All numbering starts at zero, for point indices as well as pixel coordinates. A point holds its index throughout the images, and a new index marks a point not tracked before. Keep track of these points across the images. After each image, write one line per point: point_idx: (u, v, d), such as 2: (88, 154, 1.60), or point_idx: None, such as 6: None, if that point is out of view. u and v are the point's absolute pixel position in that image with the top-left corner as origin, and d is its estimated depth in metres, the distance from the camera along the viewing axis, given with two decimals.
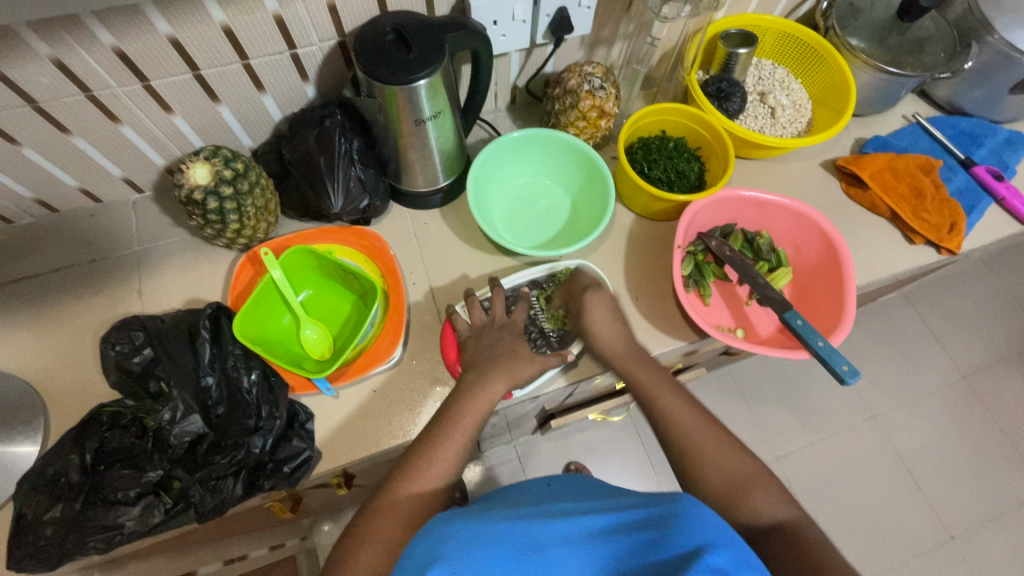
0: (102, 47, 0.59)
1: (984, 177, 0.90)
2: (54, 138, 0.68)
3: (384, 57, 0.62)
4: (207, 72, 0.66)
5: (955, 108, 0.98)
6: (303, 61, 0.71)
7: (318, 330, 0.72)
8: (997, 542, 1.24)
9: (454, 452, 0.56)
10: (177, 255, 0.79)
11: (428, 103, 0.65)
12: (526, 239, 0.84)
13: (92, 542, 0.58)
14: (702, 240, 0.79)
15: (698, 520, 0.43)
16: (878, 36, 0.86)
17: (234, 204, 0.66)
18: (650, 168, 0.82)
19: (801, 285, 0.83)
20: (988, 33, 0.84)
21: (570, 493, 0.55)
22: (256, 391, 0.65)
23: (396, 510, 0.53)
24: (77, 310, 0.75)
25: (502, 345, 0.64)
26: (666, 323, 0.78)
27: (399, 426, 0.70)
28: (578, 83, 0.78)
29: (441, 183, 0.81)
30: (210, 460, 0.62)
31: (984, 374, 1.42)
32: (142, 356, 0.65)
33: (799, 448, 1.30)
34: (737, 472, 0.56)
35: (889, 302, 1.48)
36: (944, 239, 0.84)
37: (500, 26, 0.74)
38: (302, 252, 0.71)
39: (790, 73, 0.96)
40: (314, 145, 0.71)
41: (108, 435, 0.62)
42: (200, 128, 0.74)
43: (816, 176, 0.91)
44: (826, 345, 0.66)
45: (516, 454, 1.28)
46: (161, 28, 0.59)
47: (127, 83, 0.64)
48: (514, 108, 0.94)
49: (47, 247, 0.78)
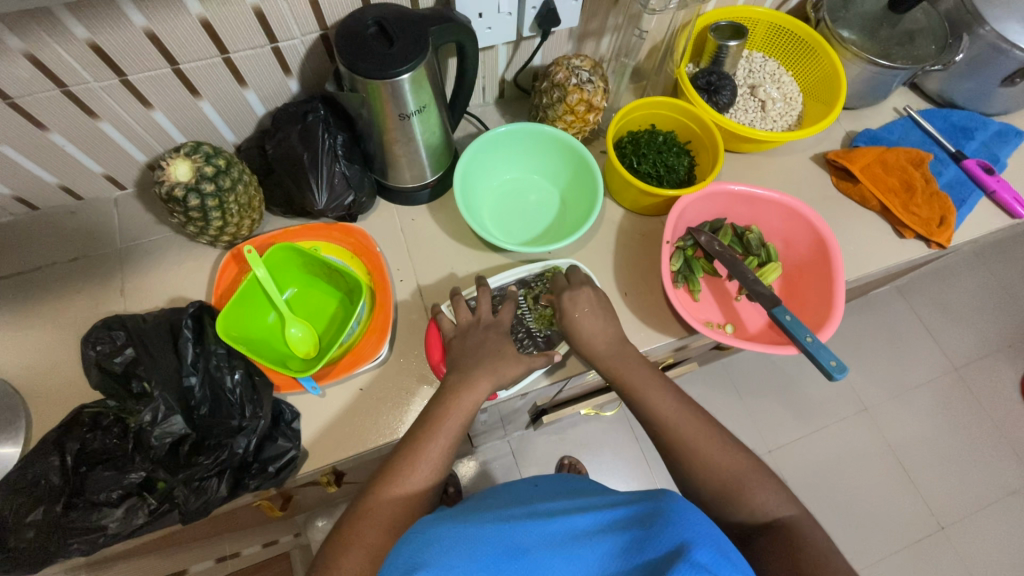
0: (77, 41, 0.58)
1: (974, 170, 0.90)
2: (32, 135, 0.66)
3: (366, 50, 0.61)
4: (186, 66, 0.65)
5: (946, 100, 0.97)
6: (285, 55, 0.70)
7: (304, 328, 0.72)
8: (986, 532, 1.25)
9: (438, 454, 0.56)
10: (161, 253, 0.78)
11: (412, 98, 0.64)
12: (513, 236, 0.83)
13: (75, 544, 0.58)
14: (691, 235, 0.79)
15: (683, 515, 0.42)
16: (870, 28, 0.85)
17: (216, 200, 0.65)
18: (639, 163, 0.81)
19: (790, 280, 0.82)
20: (979, 26, 0.83)
21: (563, 489, 0.55)
22: (240, 391, 0.64)
23: (380, 512, 0.53)
24: (59, 309, 0.74)
25: (488, 344, 0.64)
26: (656, 319, 0.78)
27: (386, 425, 0.70)
28: (565, 76, 0.77)
29: (428, 179, 0.80)
30: (194, 461, 0.61)
31: (976, 366, 1.42)
32: (123, 356, 0.64)
33: (791, 441, 1.31)
34: (726, 470, 0.56)
35: (881, 295, 1.48)
36: (934, 233, 0.84)
37: (485, 19, 0.73)
38: (287, 249, 0.71)
39: (781, 66, 0.95)
40: (297, 141, 0.70)
41: (89, 437, 0.62)
42: (181, 124, 0.73)
43: (807, 170, 0.91)
44: (814, 341, 0.66)
45: (510, 449, 1.28)
46: (137, 21, 0.58)
47: (104, 78, 0.63)
48: (503, 102, 0.93)
49: (27, 245, 0.77)
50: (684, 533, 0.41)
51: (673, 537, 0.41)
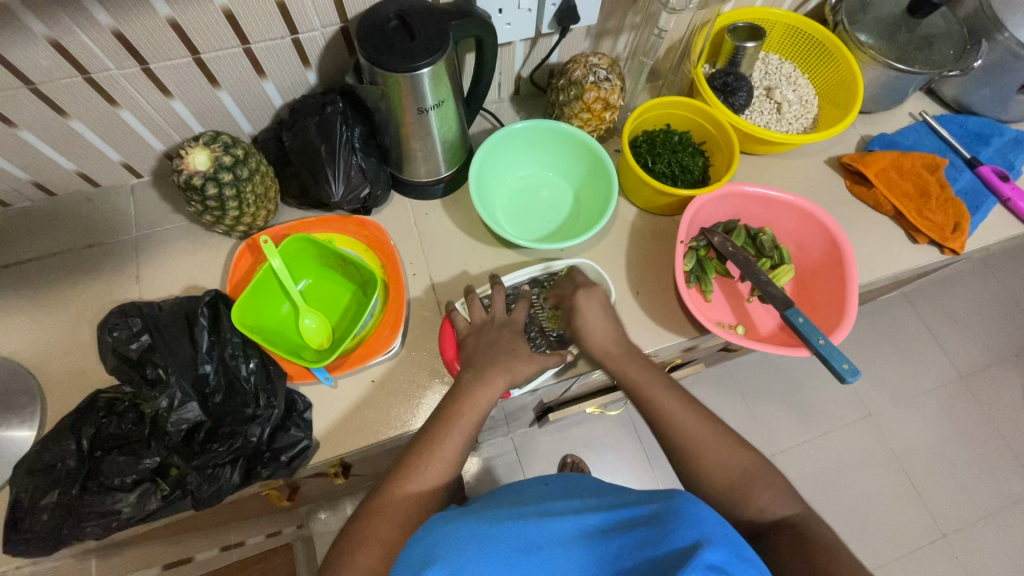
0: (100, 28, 0.58)
1: (990, 177, 0.89)
2: (52, 121, 0.67)
3: (386, 43, 0.61)
4: (207, 56, 0.66)
5: (962, 107, 0.97)
6: (304, 47, 0.70)
7: (318, 319, 0.72)
8: (988, 541, 1.25)
9: (452, 451, 0.56)
10: (176, 242, 0.78)
11: (431, 92, 0.64)
12: (526, 232, 0.83)
13: (89, 527, 0.58)
14: (705, 235, 0.79)
15: (695, 514, 0.42)
16: (888, 32, 0.85)
17: (234, 190, 0.65)
18: (654, 163, 0.81)
19: (802, 283, 0.82)
20: (999, 32, 0.83)
21: (571, 488, 0.55)
22: (254, 379, 0.65)
23: (394, 508, 0.53)
24: (73, 295, 0.74)
25: (503, 342, 0.64)
26: (668, 320, 0.78)
27: (398, 417, 0.70)
28: (583, 74, 0.77)
29: (443, 174, 0.81)
30: (208, 448, 0.61)
31: (982, 375, 1.42)
32: (140, 342, 0.65)
33: (795, 444, 1.31)
34: (736, 470, 0.56)
35: (889, 300, 1.48)
36: (947, 239, 0.84)
37: (505, 15, 0.73)
38: (302, 240, 0.71)
39: (797, 69, 0.95)
40: (315, 133, 0.70)
41: (105, 421, 0.62)
42: (200, 114, 0.74)
43: (821, 173, 0.91)
44: (827, 343, 0.66)
45: (513, 446, 1.28)
46: (160, 10, 0.58)
47: (125, 66, 0.63)
48: (518, 99, 0.93)
49: (43, 231, 0.77)
50: (695, 533, 0.41)
51: (686, 538, 0.40)
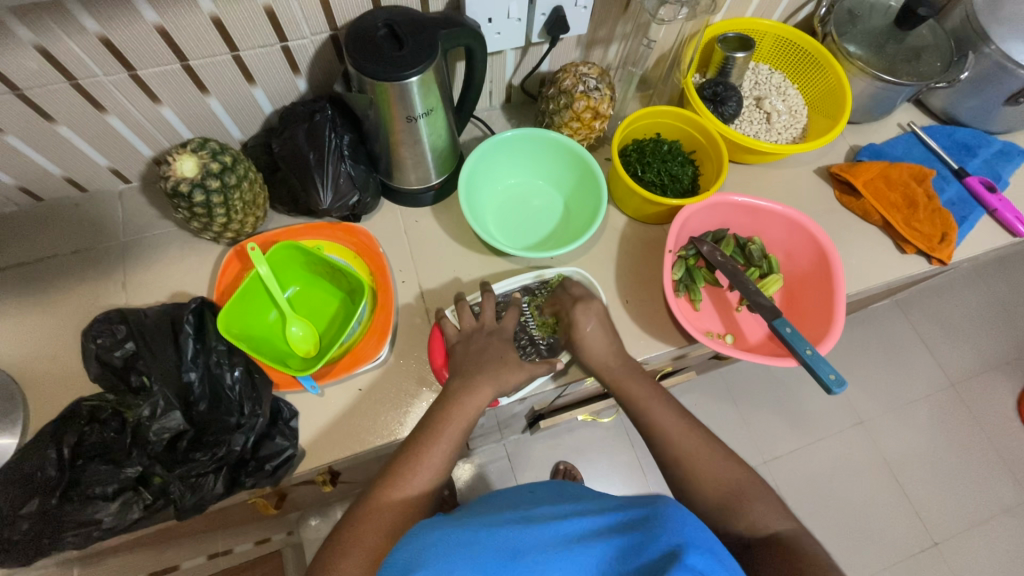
0: (87, 33, 0.58)
1: (977, 188, 0.90)
2: (38, 126, 0.66)
3: (374, 51, 0.61)
4: (195, 63, 0.65)
5: (950, 118, 0.98)
6: (293, 54, 0.70)
7: (305, 327, 0.72)
8: (978, 549, 1.26)
9: (439, 459, 0.56)
10: (164, 248, 0.78)
11: (420, 101, 0.64)
12: (516, 240, 0.83)
13: (70, 536, 0.58)
14: (694, 244, 0.79)
15: (680, 522, 0.42)
16: (876, 44, 0.86)
17: (221, 197, 0.65)
18: (644, 171, 0.82)
19: (791, 293, 0.82)
20: (984, 44, 0.84)
21: (556, 495, 0.55)
22: (240, 388, 0.65)
23: (379, 516, 0.53)
24: (59, 300, 0.74)
25: (491, 350, 0.64)
26: (658, 328, 0.78)
27: (386, 425, 0.70)
28: (573, 83, 0.77)
29: (432, 181, 0.80)
30: (191, 457, 0.61)
31: (973, 383, 1.42)
32: (123, 350, 0.64)
33: (786, 452, 1.31)
34: (722, 477, 0.56)
35: (880, 309, 1.48)
36: (934, 249, 0.84)
37: (494, 24, 0.73)
38: (290, 247, 0.71)
39: (786, 79, 0.96)
40: (304, 140, 0.70)
41: (87, 430, 0.61)
42: (190, 120, 0.74)
43: (810, 183, 0.91)
44: (813, 353, 0.66)
45: (506, 452, 1.27)
46: (148, 17, 0.58)
47: (113, 72, 0.63)
48: (509, 107, 0.93)
49: (27, 236, 0.77)
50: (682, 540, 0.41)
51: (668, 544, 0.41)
